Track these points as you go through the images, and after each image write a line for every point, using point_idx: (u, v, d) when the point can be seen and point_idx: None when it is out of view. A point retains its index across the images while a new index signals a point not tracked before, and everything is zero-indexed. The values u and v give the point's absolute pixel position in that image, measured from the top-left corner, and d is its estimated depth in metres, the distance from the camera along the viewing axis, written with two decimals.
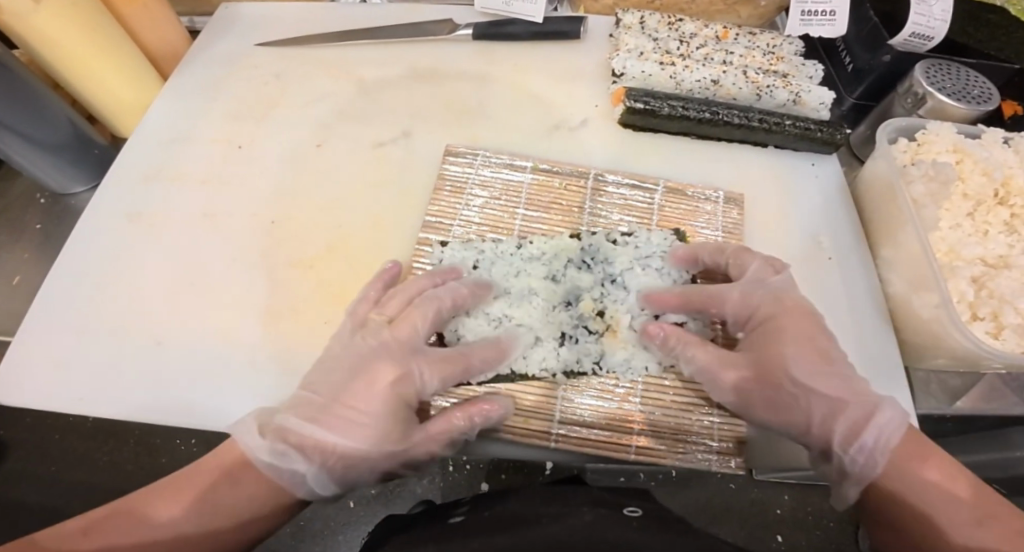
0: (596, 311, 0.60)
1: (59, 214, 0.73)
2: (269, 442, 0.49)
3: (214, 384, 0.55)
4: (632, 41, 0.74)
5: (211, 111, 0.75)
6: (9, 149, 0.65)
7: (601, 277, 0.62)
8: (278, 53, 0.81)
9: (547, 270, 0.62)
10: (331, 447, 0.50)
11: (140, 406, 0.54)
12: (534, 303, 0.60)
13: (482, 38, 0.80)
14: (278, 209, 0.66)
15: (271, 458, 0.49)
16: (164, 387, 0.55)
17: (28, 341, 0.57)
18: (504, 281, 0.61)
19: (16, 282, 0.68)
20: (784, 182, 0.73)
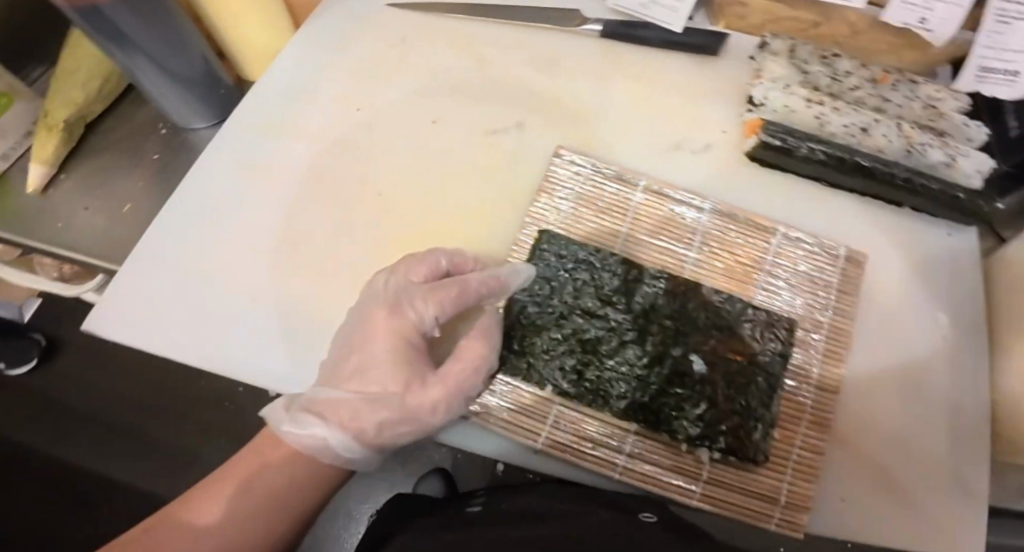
0: (669, 356, 0.57)
1: (178, 146, 0.76)
2: (291, 413, 0.51)
3: (295, 348, 0.56)
4: (778, 70, 0.69)
5: (333, 68, 0.75)
6: (141, 71, 0.66)
7: (688, 345, 0.58)
8: (405, 17, 0.79)
9: (635, 322, 0.58)
10: (344, 405, 0.51)
11: (222, 357, 0.56)
12: (609, 348, 0.57)
13: (611, 37, 0.74)
14: (380, 184, 0.66)
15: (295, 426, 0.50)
16: (250, 341, 0.56)
17: (127, 274, 0.59)
18: (558, 319, 0.57)
19: (126, 210, 0.71)
20: (909, 246, 0.67)
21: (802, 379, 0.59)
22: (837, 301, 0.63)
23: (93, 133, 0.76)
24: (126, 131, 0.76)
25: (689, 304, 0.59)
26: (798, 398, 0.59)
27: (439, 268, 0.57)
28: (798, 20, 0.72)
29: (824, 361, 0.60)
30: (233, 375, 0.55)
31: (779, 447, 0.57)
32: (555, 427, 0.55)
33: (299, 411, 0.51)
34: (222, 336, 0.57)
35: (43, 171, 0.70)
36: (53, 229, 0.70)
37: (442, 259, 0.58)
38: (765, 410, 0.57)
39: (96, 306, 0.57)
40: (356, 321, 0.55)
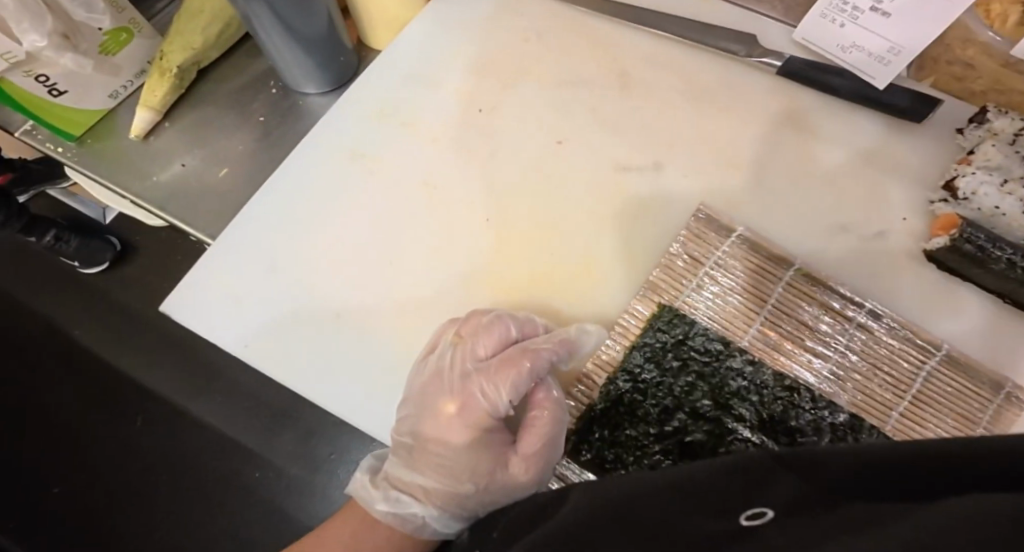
0: None
1: (285, 110, 0.71)
2: (384, 493, 0.51)
3: (375, 378, 0.53)
4: (996, 157, 0.55)
5: (463, 55, 0.67)
6: (261, 24, 0.61)
7: None
8: (550, 6, 0.69)
9: (746, 433, 0.49)
10: (430, 483, 0.50)
11: (300, 372, 0.54)
12: (704, 457, 0.48)
13: (787, 75, 0.63)
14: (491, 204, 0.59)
15: (390, 506, 0.51)
16: (333, 360, 0.54)
17: (220, 258, 0.58)
18: (662, 411, 0.50)
19: (221, 174, 0.68)
20: None
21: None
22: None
23: (203, 79, 0.72)
24: (235, 84, 0.72)
25: (819, 423, 0.49)
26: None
27: (507, 337, 0.50)
28: None
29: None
30: (308, 391, 0.54)
31: None
32: None
33: (389, 488, 0.51)
34: (303, 348, 0.55)
35: (147, 117, 0.68)
36: (147, 181, 0.67)
37: (513, 327, 0.50)
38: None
39: (181, 287, 0.58)
40: (423, 395, 0.50)
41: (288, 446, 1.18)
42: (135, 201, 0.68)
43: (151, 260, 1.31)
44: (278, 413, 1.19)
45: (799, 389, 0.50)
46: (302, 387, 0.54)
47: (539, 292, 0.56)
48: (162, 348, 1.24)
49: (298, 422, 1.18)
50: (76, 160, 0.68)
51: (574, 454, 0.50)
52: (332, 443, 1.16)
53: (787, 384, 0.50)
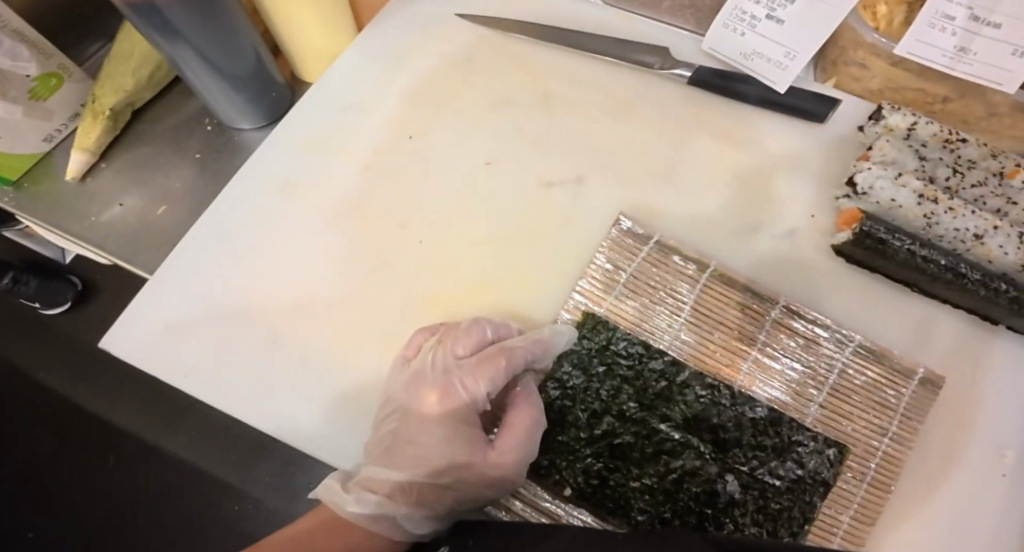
0: (696, 470, 0.51)
1: (222, 145, 0.72)
2: (353, 495, 0.49)
3: (313, 402, 0.55)
4: (891, 152, 0.61)
5: (392, 82, 0.69)
6: (186, 67, 0.62)
7: (725, 463, 0.51)
8: (476, 30, 0.72)
9: (672, 430, 0.51)
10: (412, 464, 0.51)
11: (239, 400, 0.55)
12: (633, 457, 0.51)
13: (698, 85, 0.67)
14: (424, 227, 0.61)
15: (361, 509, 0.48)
16: (271, 386, 0.55)
17: (156, 294, 0.59)
18: (591, 417, 0.52)
19: (160, 211, 0.69)
20: (999, 367, 0.58)
21: (840, 507, 0.52)
22: (898, 429, 0.54)
23: (139, 119, 0.73)
24: (170, 122, 0.73)
25: (739, 419, 0.52)
26: (832, 525, 0.52)
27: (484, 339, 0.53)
28: (924, 92, 0.63)
29: (868, 494, 0.53)
30: (247, 420, 0.55)
31: None
32: None
33: (361, 491, 0.49)
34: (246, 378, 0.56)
35: (83, 159, 0.68)
36: (87, 223, 0.68)
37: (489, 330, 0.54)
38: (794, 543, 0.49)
39: (117, 326, 0.58)
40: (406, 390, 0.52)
41: (269, 478, 1.18)
42: (75, 244, 0.68)
43: (112, 298, 1.30)
44: (252, 446, 1.19)
45: (716, 385, 0.52)
46: (246, 416, 0.55)
47: (470, 307, 0.59)
48: (126, 385, 1.24)
49: (275, 453, 1.19)
50: (14, 206, 0.69)
51: None
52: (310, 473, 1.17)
53: (707, 383, 0.52)
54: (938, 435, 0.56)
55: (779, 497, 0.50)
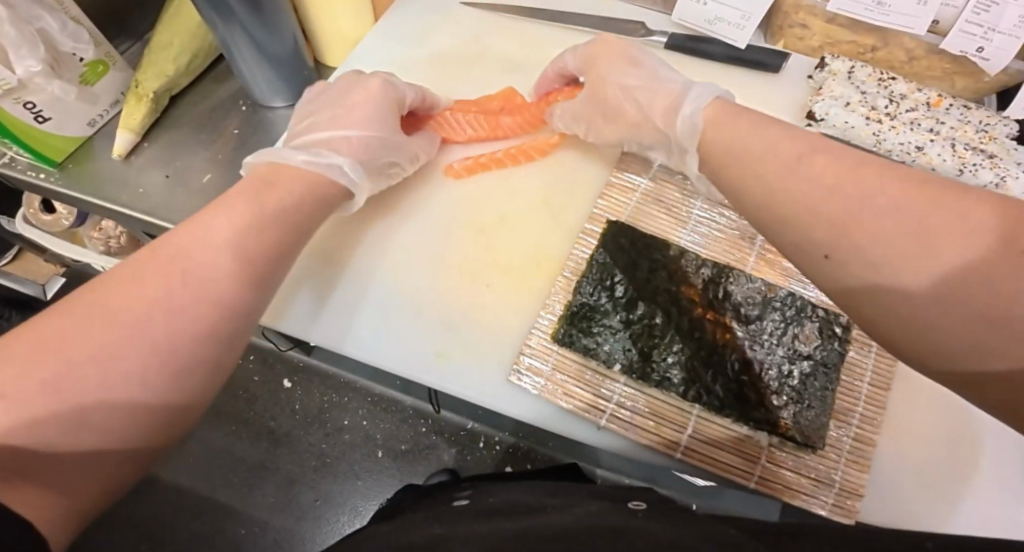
0: (726, 342, 0.59)
1: (256, 123, 0.79)
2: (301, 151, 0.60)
3: (377, 317, 0.63)
4: (838, 88, 0.73)
5: (414, 64, 0.80)
6: (237, 45, 0.70)
7: (751, 334, 0.59)
8: (480, 17, 0.83)
9: (702, 310, 0.60)
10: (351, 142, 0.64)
11: (312, 323, 0.63)
12: (668, 333, 0.59)
13: (675, 49, 0.80)
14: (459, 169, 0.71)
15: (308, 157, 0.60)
16: (341, 309, 0.64)
17: None
18: (626, 305, 0.60)
19: (206, 180, 0.75)
20: None
21: (859, 373, 0.60)
22: None
23: (175, 106, 0.80)
24: (204, 106, 0.80)
25: (757, 296, 0.61)
26: (854, 389, 0.60)
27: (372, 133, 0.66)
28: (856, 44, 0.77)
29: (878, 360, 0.61)
30: (317, 340, 0.63)
31: (834, 439, 0.58)
32: (619, 407, 0.57)
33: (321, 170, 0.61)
34: (320, 299, 0.65)
35: (129, 138, 0.74)
36: (136, 196, 0.74)
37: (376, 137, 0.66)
38: (825, 403, 0.57)
39: None
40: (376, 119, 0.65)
41: (271, 498, 1.13)
42: (123, 215, 0.74)
43: None
44: (255, 467, 1.15)
45: (725, 271, 0.61)
46: (308, 336, 0.63)
47: (505, 234, 0.67)
48: None
49: (278, 471, 1.15)
50: (61, 185, 0.73)
51: (560, 346, 0.59)
52: (318, 489, 1.13)
53: (718, 269, 0.61)
54: None
55: (798, 360, 0.59)
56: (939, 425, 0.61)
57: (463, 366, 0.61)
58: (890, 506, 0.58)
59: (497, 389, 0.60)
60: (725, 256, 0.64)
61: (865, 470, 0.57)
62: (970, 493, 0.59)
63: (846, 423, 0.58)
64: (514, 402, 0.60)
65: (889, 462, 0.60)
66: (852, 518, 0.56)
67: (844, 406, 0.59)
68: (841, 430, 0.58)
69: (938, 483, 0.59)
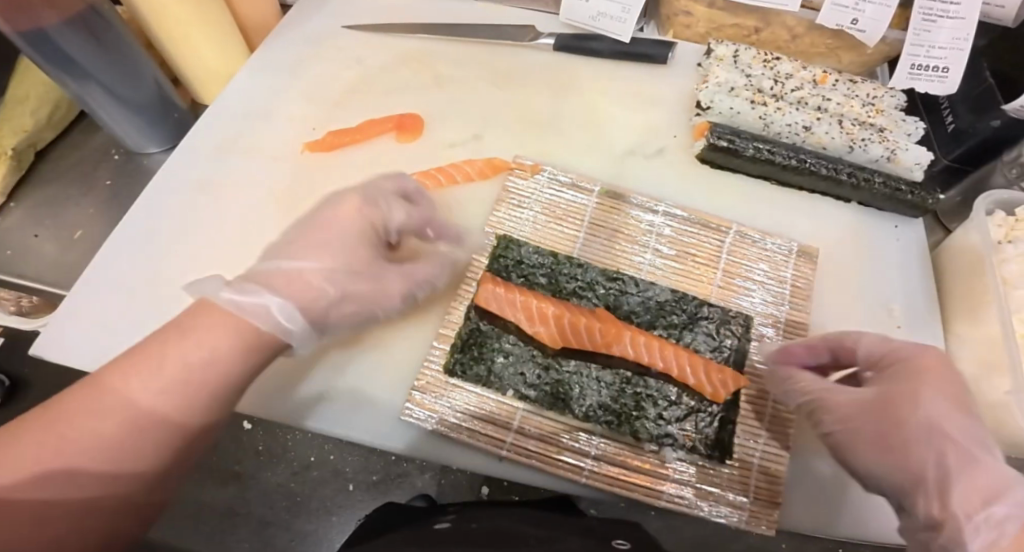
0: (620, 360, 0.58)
1: (131, 171, 0.75)
2: (232, 283, 0.46)
3: None
4: (722, 75, 0.71)
5: (291, 90, 0.75)
6: (92, 99, 0.66)
7: None
8: (362, 37, 0.80)
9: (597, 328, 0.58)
10: (297, 275, 0.49)
11: None
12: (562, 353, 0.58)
13: (564, 50, 0.78)
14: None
15: (234, 293, 0.45)
16: None
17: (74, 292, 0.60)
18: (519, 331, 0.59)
19: (77, 236, 0.70)
20: (861, 238, 0.68)
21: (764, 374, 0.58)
22: (793, 296, 0.62)
23: (43, 161, 0.75)
24: (74, 158, 0.75)
25: (647, 303, 0.60)
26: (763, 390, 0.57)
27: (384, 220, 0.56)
28: (740, 27, 0.76)
29: None
30: None
31: (747, 446, 0.55)
32: (520, 433, 0.55)
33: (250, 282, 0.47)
34: None
35: None
36: (3, 258, 0.68)
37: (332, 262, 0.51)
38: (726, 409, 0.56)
39: (54, 332, 0.58)
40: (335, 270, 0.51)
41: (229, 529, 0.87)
42: None
43: None
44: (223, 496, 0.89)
45: (617, 277, 0.61)
46: None
47: None
48: None
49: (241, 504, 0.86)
50: None
51: (454, 379, 0.56)
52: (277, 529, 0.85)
53: (611, 277, 0.61)
54: (820, 303, 0.65)
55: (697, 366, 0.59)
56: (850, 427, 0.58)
57: (351, 412, 0.57)
58: (809, 510, 0.55)
59: (393, 427, 0.57)
60: (614, 262, 0.62)
61: (783, 475, 0.54)
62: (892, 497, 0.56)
63: (758, 427, 0.56)
64: (411, 442, 0.56)
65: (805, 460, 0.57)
66: (772, 527, 0.52)
67: (754, 409, 0.57)
68: (753, 435, 0.56)
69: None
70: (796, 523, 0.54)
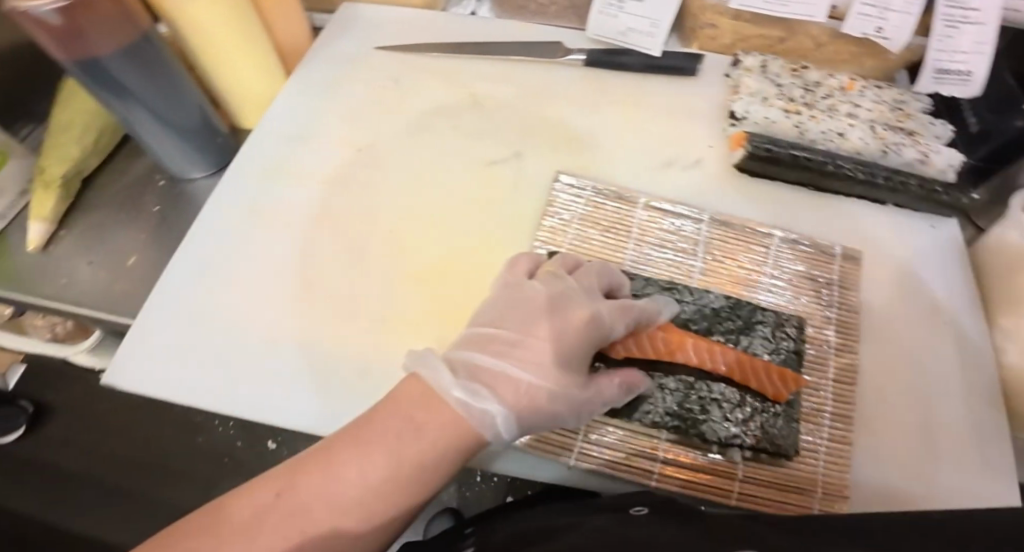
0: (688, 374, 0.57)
1: (177, 197, 0.75)
2: (462, 382, 0.46)
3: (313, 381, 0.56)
4: (754, 84, 0.74)
5: (329, 110, 0.75)
6: (139, 123, 0.67)
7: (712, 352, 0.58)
8: (395, 58, 0.81)
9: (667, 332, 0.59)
10: (523, 388, 0.48)
11: (236, 397, 0.56)
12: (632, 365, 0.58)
13: (594, 65, 0.80)
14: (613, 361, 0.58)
15: (465, 394, 0.46)
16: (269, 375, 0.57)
17: (145, 319, 0.60)
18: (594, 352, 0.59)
19: (130, 263, 0.71)
20: (903, 238, 0.69)
21: (820, 373, 0.60)
22: (840, 297, 0.63)
23: (88, 189, 0.75)
24: (119, 186, 0.76)
25: (703, 309, 0.60)
26: (820, 390, 0.59)
27: None
28: (764, 37, 0.79)
29: (837, 357, 0.61)
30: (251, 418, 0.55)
31: (809, 443, 0.57)
32: (587, 441, 0.56)
33: None
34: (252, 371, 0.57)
35: (42, 228, 0.70)
36: (58, 287, 0.69)
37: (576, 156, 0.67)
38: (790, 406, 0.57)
39: (127, 356, 0.58)
40: None
41: None
42: (46, 308, 0.69)
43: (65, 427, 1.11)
44: None
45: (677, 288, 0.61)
46: (241, 409, 0.55)
47: (448, 276, 0.63)
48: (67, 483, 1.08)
49: None
50: None
51: None
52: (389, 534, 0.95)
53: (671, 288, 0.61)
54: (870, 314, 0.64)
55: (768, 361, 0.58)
56: (908, 428, 0.59)
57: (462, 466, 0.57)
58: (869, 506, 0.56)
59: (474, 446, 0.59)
60: (666, 271, 0.63)
61: (846, 468, 0.56)
62: (960, 495, 0.56)
63: (819, 425, 0.58)
64: (482, 455, 0.58)
65: (867, 462, 0.58)
66: None
67: (817, 407, 0.58)
68: (813, 433, 0.57)
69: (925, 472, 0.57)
70: None
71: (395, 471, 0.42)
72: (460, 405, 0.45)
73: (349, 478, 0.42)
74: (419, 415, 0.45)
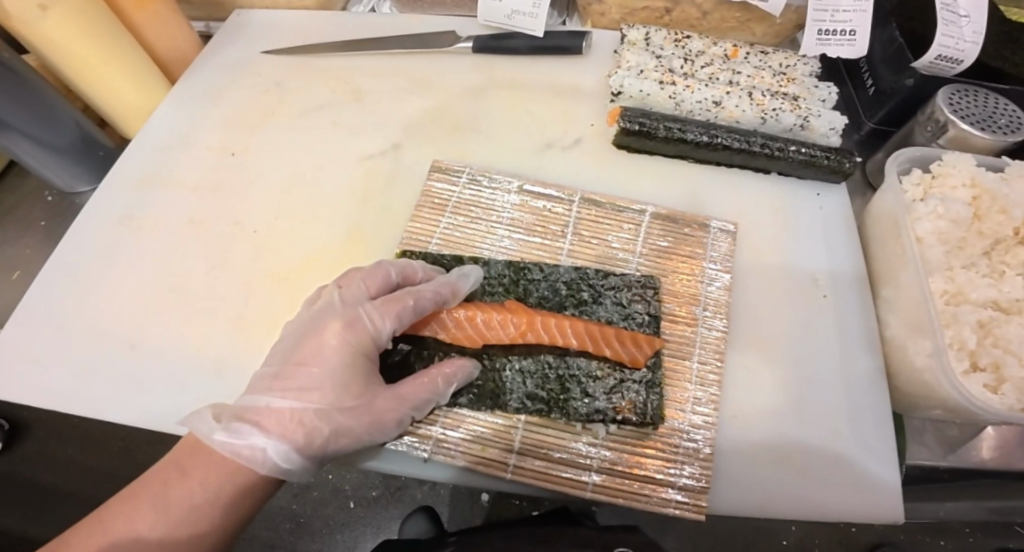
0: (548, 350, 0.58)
1: (65, 210, 0.76)
2: (223, 422, 0.49)
3: (168, 380, 0.58)
4: (633, 58, 0.71)
5: (209, 115, 0.75)
6: (18, 149, 0.67)
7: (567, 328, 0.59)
8: (279, 60, 0.80)
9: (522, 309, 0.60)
10: (288, 414, 0.51)
11: (97, 404, 0.57)
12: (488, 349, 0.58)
13: (482, 51, 0.78)
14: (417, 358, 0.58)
15: (225, 435, 0.48)
16: (131, 381, 0.58)
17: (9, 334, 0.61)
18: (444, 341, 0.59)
19: (15, 277, 0.72)
20: (784, 211, 0.68)
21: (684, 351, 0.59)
22: (716, 271, 0.62)
23: None
24: (9, 203, 0.76)
25: (555, 285, 0.60)
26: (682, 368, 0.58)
27: None
28: (650, 9, 0.77)
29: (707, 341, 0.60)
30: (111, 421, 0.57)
31: (676, 430, 0.56)
32: (444, 436, 0.55)
33: None
34: (116, 377, 0.59)
35: None
36: None
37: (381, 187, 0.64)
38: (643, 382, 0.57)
39: None
40: None
41: None
42: None
43: None
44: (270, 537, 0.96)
45: (537, 268, 0.61)
46: (103, 413, 0.57)
47: (310, 274, 0.64)
48: None
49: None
50: None
51: None
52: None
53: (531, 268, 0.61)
54: (744, 293, 0.65)
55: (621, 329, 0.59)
56: (777, 404, 0.59)
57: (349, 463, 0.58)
58: (732, 490, 0.57)
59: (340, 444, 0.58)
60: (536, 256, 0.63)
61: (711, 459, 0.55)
62: (823, 477, 0.57)
63: (682, 411, 0.57)
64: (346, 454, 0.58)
65: (730, 442, 0.58)
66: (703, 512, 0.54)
67: (677, 389, 0.57)
68: (679, 420, 0.56)
69: (795, 455, 0.58)
70: (724, 505, 0.56)
71: (173, 509, 0.48)
72: (223, 445, 0.48)
73: (119, 530, 0.47)
74: (185, 463, 0.49)
